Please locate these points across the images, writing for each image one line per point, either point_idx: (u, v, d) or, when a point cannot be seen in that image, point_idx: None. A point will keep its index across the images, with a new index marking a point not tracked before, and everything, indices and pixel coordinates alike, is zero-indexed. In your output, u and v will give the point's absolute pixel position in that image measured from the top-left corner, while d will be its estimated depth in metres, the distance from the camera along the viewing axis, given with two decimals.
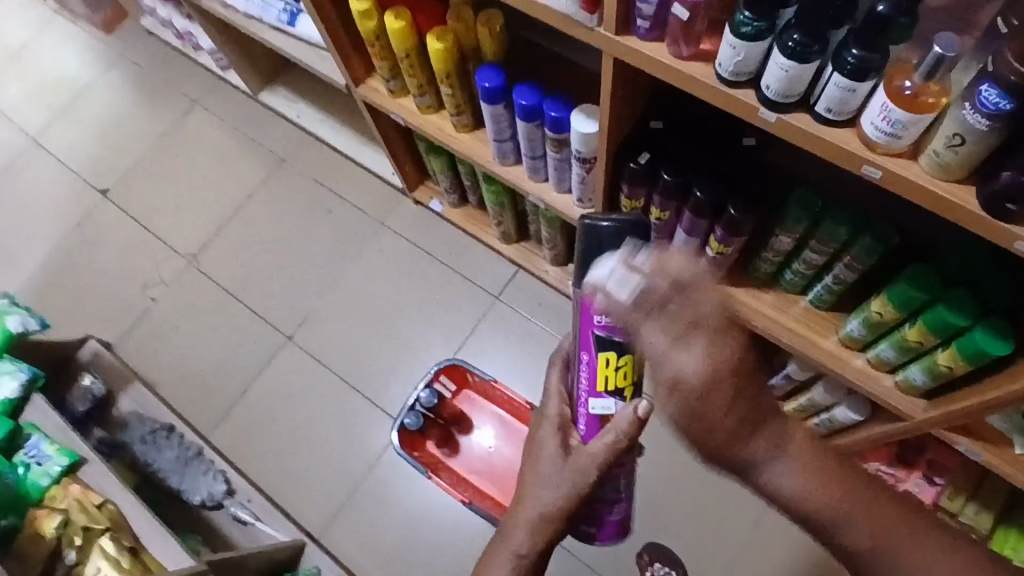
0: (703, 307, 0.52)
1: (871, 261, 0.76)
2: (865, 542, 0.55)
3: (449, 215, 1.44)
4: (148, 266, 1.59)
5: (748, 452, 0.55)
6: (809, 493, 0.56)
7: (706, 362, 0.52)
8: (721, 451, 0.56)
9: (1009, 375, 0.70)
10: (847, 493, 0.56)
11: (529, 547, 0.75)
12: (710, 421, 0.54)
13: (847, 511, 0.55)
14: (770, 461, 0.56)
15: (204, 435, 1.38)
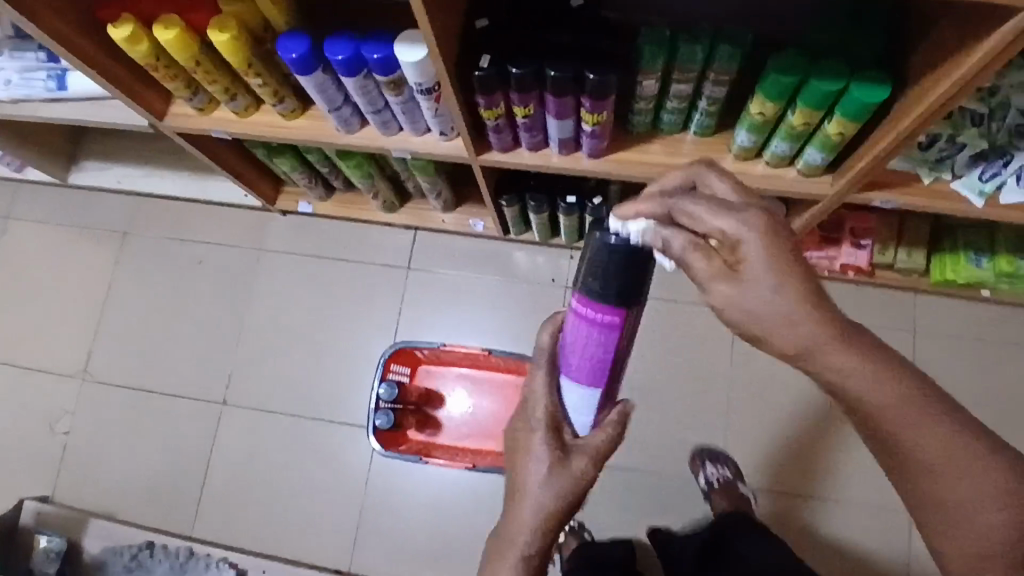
0: (737, 221, 0.51)
1: (734, 69, 0.75)
2: (923, 458, 0.52)
3: (321, 210, 1.36)
4: (41, 400, 1.43)
5: (852, 385, 0.51)
6: (888, 399, 0.51)
7: (752, 275, 0.50)
8: (793, 340, 0.51)
9: (898, 114, 0.72)
10: (915, 403, 0.51)
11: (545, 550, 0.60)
12: (771, 309, 0.50)
13: (913, 410, 0.51)
14: (860, 372, 0.50)
15: (184, 536, 1.29)
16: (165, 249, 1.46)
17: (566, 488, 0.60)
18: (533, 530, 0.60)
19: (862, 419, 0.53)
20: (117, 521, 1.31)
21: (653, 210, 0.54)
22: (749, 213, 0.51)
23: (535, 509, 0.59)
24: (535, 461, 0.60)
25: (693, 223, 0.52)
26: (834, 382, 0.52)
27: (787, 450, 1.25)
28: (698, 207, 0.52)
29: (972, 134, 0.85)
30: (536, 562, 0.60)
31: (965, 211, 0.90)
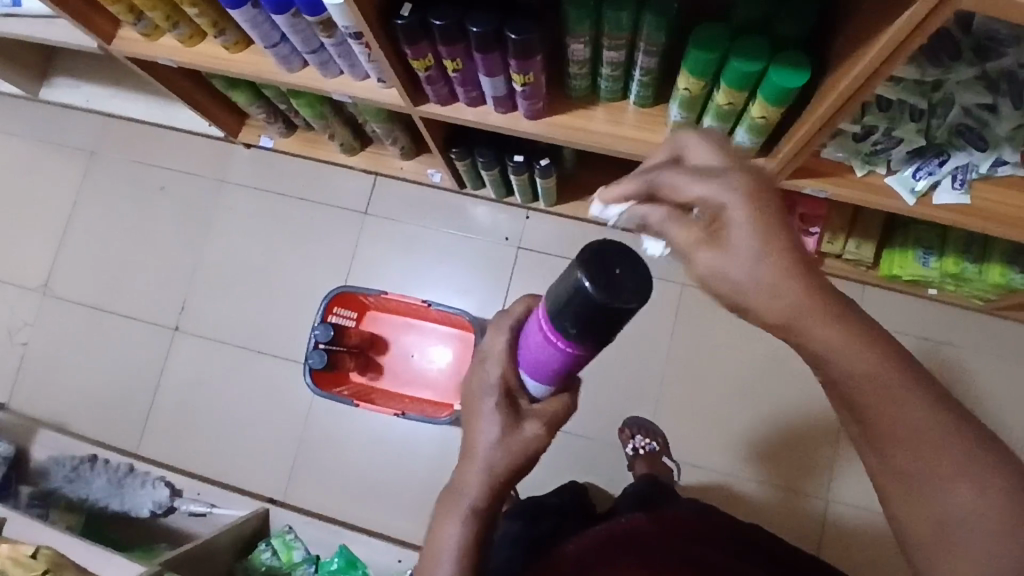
0: (719, 184, 0.38)
1: (662, 40, 0.74)
2: (912, 470, 0.40)
3: (283, 146, 1.36)
4: (3, 311, 1.46)
5: (829, 354, 0.39)
6: (878, 385, 0.39)
7: (736, 239, 0.38)
8: (775, 306, 0.38)
9: (826, 88, 0.73)
10: (912, 399, 0.39)
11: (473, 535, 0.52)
12: (743, 270, 0.38)
13: (911, 406, 0.39)
14: (846, 346, 0.39)
15: (127, 453, 1.33)
16: (131, 173, 1.47)
17: (521, 450, 0.52)
18: (483, 488, 0.52)
19: (851, 414, 0.41)
20: (66, 432, 1.36)
21: (632, 198, 0.40)
22: (731, 174, 0.38)
23: (485, 469, 0.52)
24: (487, 423, 0.53)
25: (676, 199, 0.39)
26: (815, 359, 0.40)
27: (716, 425, 1.28)
28: (682, 178, 0.39)
29: (909, 130, 0.85)
30: (483, 523, 0.53)
31: (897, 208, 0.91)
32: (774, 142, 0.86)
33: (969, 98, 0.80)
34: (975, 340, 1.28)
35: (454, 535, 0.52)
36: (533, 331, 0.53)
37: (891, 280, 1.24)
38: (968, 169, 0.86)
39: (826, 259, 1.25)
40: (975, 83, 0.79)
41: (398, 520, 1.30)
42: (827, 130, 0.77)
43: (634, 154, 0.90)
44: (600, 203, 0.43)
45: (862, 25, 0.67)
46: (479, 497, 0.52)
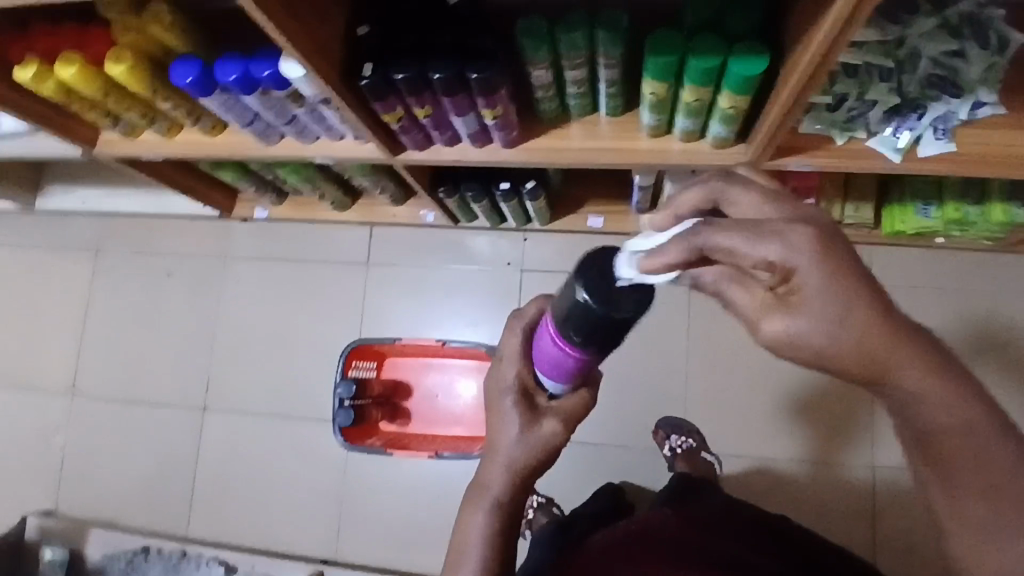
0: (782, 247, 0.35)
1: (620, 52, 0.75)
2: (986, 507, 0.39)
3: (276, 213, 1.38)
4: (36, 419, 1.50)
5: (918, 400, 0.38)
6: (953, 434, 0.38)
7: (814, 301, 0.36)
8: (863, 358, 0.36)
9: (789, 69, 0.73)
10: (994, 441, 0.38)
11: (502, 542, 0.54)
12: (832, 330, 0.36)
13: (996, 449, 0.38)
14: (935, 391, 0.37)
15: (177, 538, 1.35)
16: (136, 266, 1.50)
17: (543, 450, 0.54)
18: (508, 488, 0.54)
19: (925, 451, 0.39)
20: (115, 528, 1.38)
21: (688, 259, 0.37)
22: (791, 234, 0.35)
23: (507, 466, 0.53)
24: (506, 423, 0.54)
25: (735, 262, 0.36)
26: (905, 403, 0.38)
27: (749, 410, 1.27)
28: (735, 240, 0.35)
29: (880, 91, 0.84)
30: (510, 510, 0.54)
31: (883, 167, 0.91)
32: (750, 128, 0.87)
33: (934, 48, 0.81)
34: (988, 280, 1.27)
35: (480, 527, 0.53)
36: (544, 335, 0.53)
37: (895, 236, 1.23)
38: (947, 118, 0.87)
39: (826, 227, 1.25)
40: (936, 33, 0.81)
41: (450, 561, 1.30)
42: (799, 108, 0.77)
43: (615, 163, 0.91)
44: (642, 272, 0.41)
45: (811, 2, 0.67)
46: (502, 490, 0.54)
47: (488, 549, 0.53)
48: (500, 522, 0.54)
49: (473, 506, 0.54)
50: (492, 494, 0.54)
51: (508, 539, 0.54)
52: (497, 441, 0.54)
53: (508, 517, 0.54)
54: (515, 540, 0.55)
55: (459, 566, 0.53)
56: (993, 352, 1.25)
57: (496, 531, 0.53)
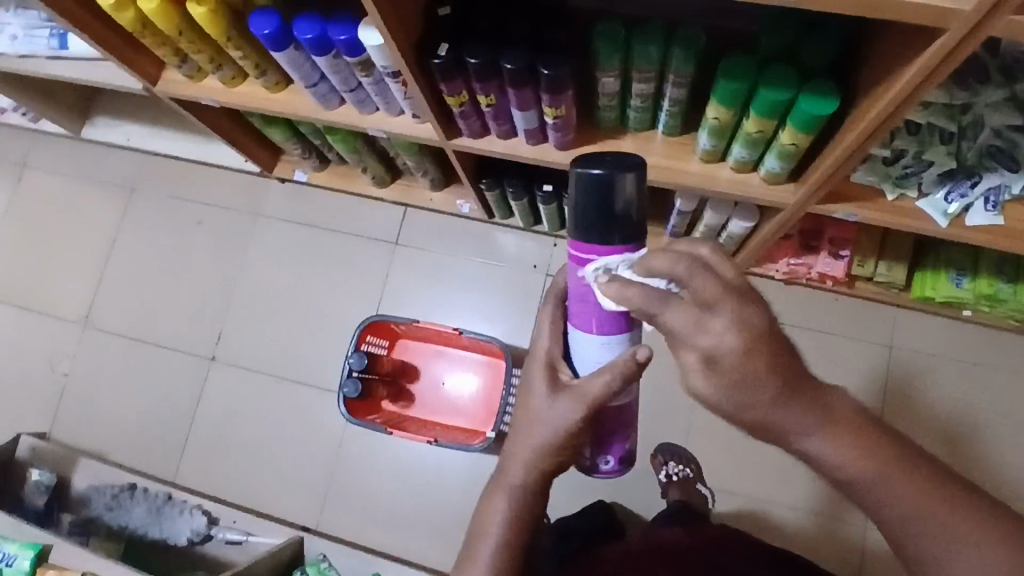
0: (718, 334, 0.42)
1: (691, 73, 0.76)
2: (903, 513, 0.49)
3: (316, 179, 1.40)
4: (45, 342, 1.51)
5: (816, 448, 0.48)
6: (864, 468, 0.48)
7: (733, 377, 0.43)
8: (764, 415, 0.45)
9: (854, 117, 0.74)
10: (893, 463, 0.49)
11: (516, 529, 0.62)
12: (741, 403, 0.44)
13: (889, 473, 0.49)
14: (834, 439, 0.47)
15: (164, 481, 1.36)
16: (168, 208, 1.52)
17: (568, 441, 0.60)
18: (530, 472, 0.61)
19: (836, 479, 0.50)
20: (105, 461, 1.39)
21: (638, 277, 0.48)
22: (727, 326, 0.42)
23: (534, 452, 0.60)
24: (535, 394, 0.59)
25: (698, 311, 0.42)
26: (809, 454, 0.48)
27: (749, 450, 1.27)
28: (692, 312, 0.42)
29: (939, 153, 0.86)
30: (529, 498, 0.62)
31: (928, 230, 0.91)
32: (804, 168, 0.88)
33: (997, 119, 0.81)
34: (1008, 361, 1.26)
35: (503, 508, 0.62)
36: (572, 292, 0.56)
37: (923, 301, 1.22)
38: (999, 191, 0.86)
39: (856, 282, 1.25)
40: (1002, 105, 0.79)
41: (431, 549, 1.30)
42: (857, 157, 0.78)
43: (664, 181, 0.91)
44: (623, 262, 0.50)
45: (886, 54, 0.68)
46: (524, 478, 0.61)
47: (508, 531, 0.62)
48: (522, 507, 0.62)
49: (497, 492, 0.62)
50: (517, 483, 0.61)
51: (520, 520, 0.62)
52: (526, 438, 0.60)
53: (531, 502, 0.62)
54: (536, 519, 0.63)
55: (481, 538, 0.63)
56: (1002, 432, 1.25)
57: (518, 515, 0.62)
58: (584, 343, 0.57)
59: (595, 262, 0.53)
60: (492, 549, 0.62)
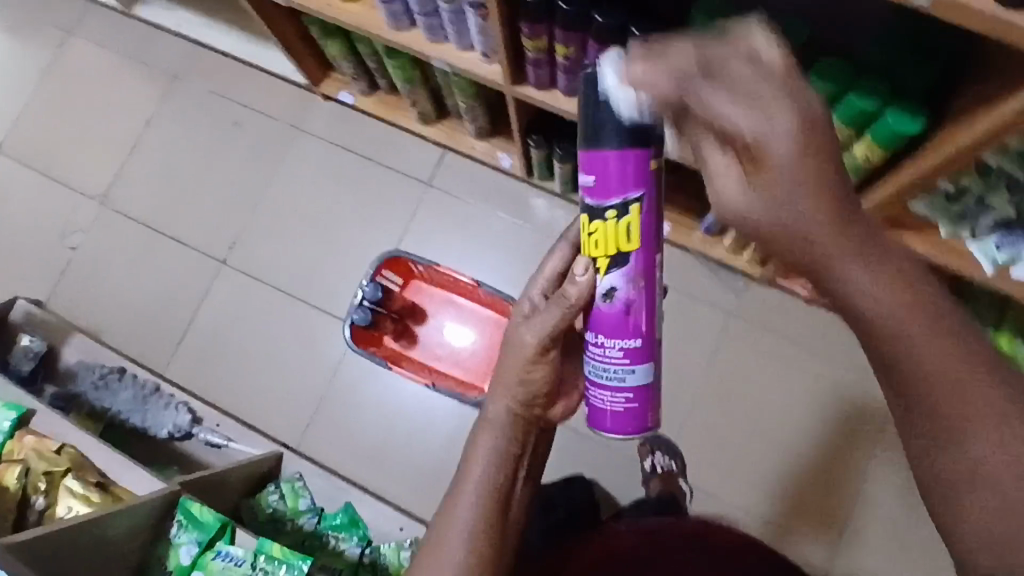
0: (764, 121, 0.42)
1: (781, 64, 0.75)
2: (965, 422, 0.44)
3: (362, 104, 1.37)
4: (57, 212, 1.49)
5: (862, 287, 0.44)
6: (943, 369, 0.44)
7: (772, 186, 0.44)
8: (799, 232, 0.44)
9: (934, 145, 0.72)
10: (981, 393, 0.44)
11: (498, 483, 0.64)
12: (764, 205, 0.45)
13: (929, 344, 0.44)
14: (913, 352, 0.44)
15: (154, 371, 1.35)
16: (206, 103, 1.49)
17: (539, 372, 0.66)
18: (507, 417, 0.67)
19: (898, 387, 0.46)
20: (98, 341, 1.38)
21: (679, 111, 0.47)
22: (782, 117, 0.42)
23: (508, 393, 0.67)
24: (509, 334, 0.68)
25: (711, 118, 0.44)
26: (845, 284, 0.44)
27: (737, 458, 1.27)
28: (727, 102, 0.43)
29: (1000, 200, 0.83)
30: (508, 450, 0.66)
31: (972, 274, 0.89)
32: (865, 187, 0.86)
33: None
34: None
35: (488, 451, 0.66)
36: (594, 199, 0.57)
37: None
38: None
39: None
40: None
41: (405, 492, 1.30)
42: (926, 188, 0.76)
43: None
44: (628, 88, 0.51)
45: (976, 90, 0.66)
46: (504, 426, 0.67)
47: (490, 471, 0.65)
48: (507, 444, 0.66)
49: (482, 432, 0.67)
50: (498, 421, 0.67)
51: (504, 473, 0.65)
52: (502, 377, 0.67)
53: (515, 439, 0.67)
54: (520, 460, 0.67)
55: (462, 487, 0.65)
56: None
57: (502, 451, 0.66)
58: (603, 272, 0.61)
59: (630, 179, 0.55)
60: (477, 492, 0.64)
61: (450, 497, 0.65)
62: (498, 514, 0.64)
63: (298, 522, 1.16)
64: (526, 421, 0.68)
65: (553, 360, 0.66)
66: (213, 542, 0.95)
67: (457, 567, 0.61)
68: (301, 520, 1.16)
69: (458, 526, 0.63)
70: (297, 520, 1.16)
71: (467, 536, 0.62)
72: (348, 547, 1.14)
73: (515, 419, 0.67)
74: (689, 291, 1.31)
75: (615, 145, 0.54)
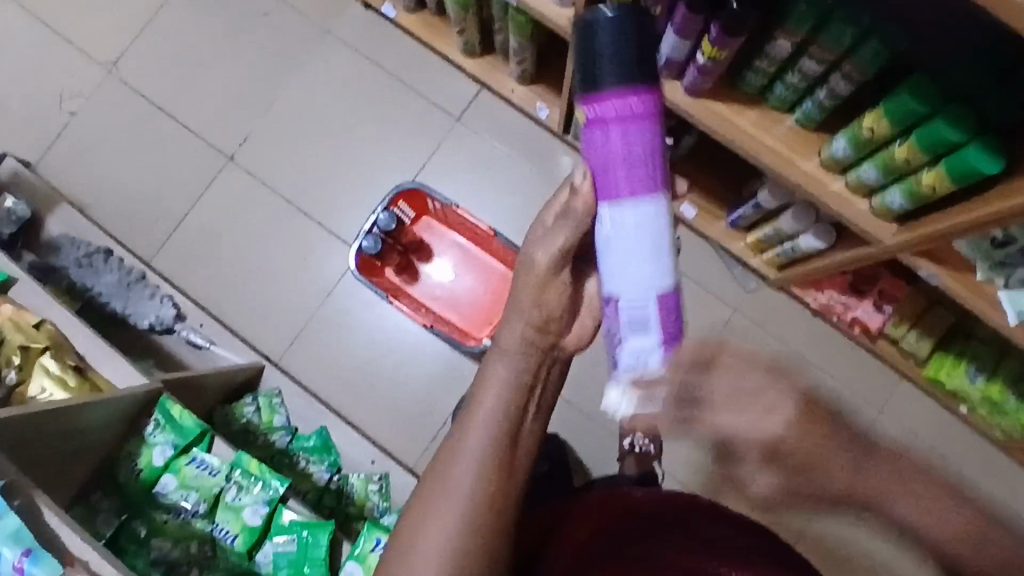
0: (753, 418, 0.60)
1: (871, 72, 0.73)
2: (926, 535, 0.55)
3: (402, 21, 1.29)
4: (60, 71, 1.39)
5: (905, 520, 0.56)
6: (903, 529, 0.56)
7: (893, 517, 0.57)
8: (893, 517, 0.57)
9: (1000, 192, 0.70)
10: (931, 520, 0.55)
11: (510, 425, 0.60)
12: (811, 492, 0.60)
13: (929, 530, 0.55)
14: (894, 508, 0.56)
15: (142, 258, 1.29)
16: None
17: (563, 295, 0.64)
18: (521, 344, 0.62)
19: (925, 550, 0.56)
20: (86, 215, 1.31)
21: None
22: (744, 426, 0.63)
23: (530, 318, 0.63)
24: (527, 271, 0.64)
25: None
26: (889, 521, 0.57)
27: (713, 453, 1.27)
28: None
29: None
30: (523, 390, 0.61)
31: (995, 321, 0.87)
32: (914, 216, 0.84)
33: None
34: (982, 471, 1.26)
35: (500, 377, 0.61)
36: (603, 155, 0.59)
37: (932, 382, 1.19)
38: None
39: (880, 340, 1.21)
40: None
41: (382, 425, 1.29)
42: (974, 233, 0.75)
43: (775, 169, 0.88)
44: None
45: None
46: (516, 355, 0.62)
47: (500, 399, 0.60)
48: (518, 373, 0.61)
49: (493, 356, 0.62)
50: (513, 346, 0.62)
51: (516, 413, 0.61)
52: (518, 300, 0.64)
53: (530, 369, 0.62)
54: (533, 392, 0.62)
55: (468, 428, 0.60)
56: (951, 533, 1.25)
57: (513, 379, 0.61)
58: (637, 216, 0.59)
59: (613, 121, 0.59)
60: (485, 422, 0.60)
61: (452, 441, 0.60)
62: (507, 448, 0.60)
63: (270, 438, 1.15)
64: (540, 353, 0.63)
65: (566, 285, 0.65)
66: (188, 447, 0.94)
67: (459, 508, 0.57)
68: (274, 436, 1.15)
69: (464, 460, 0.58)
70: (269, 434, 1.15)
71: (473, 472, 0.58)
72: (318, 470, 1.14)
73: (529, 344, 0.62)
74: (701, 279, 1.29)
75: (614, 82, 0.58)
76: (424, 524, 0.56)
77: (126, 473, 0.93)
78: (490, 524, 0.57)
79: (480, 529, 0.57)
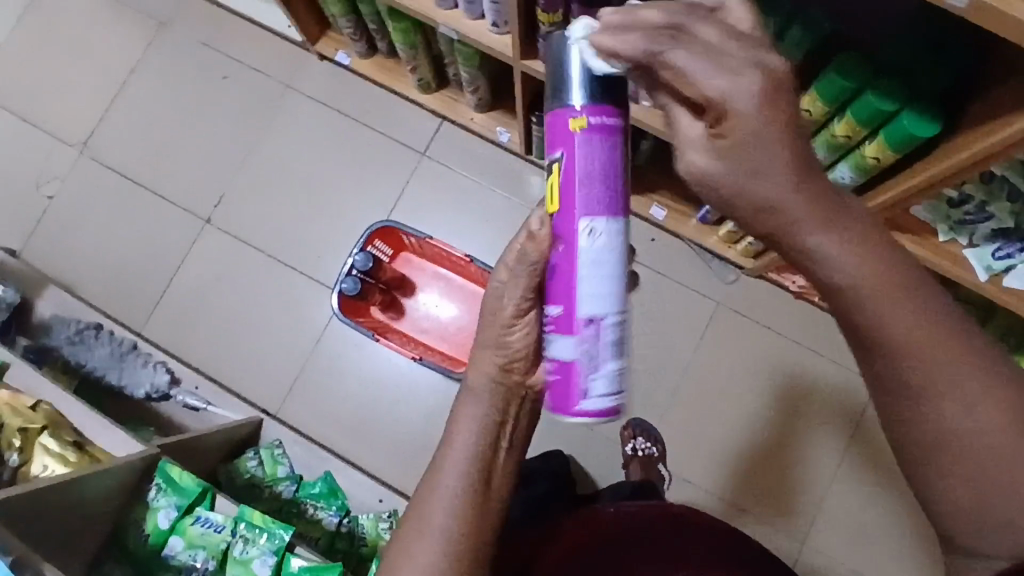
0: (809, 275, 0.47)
1: (799, 56, 0.76)
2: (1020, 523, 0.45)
3: (359, 66, 1.33)
4: (35, 158, 1.43)
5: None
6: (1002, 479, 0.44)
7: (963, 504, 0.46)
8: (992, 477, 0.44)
9: (941, 153, 0.72)
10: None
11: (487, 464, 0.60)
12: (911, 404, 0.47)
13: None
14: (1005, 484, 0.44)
15: (132, 329, 1.31)
16: (195, 56, 1.43)
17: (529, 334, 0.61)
18: (492, 382, 0.62)
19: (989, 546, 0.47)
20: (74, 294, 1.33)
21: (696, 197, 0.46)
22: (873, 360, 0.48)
23: (498, 356, 0.61)
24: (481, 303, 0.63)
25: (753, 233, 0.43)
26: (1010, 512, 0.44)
27: (716, 449, 1.28)
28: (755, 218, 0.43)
29: (1001, 209, 0.82)
30: (496, 431, 0.61)
31: (965, 280, 0.89)
32: (867, 189, 0.86)
33: None
34: None
35: (472, 418, 0.61)
36: (575, 180, 0.55)
37: None
38: None
39: None
40: None
41: (384, 464, 1.30)
42: (924, 196, 0.77)
43: None
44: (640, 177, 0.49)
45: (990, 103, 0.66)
46: (486, 400, 0.62)
47: (476, 439, 0.61)
48: (488, 413, 0.61)
49: (464, 399, 0.62)
50: (481, 387, 0.62)
51: (489, 453, 0.61)
52: (481, 338, 0.62)
53: (500, 406, 0.62)
54: (503, 428, 0.62)
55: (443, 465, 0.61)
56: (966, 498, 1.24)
57: (484, 419, 0.61)
58: (599, 234, 0.54)
59: (595, 135, 0.55)
60: (459, 461, 0.60)
61: (432, 473, 0.62)
62: (481, 488, 0.60)
63: (276, 489, 1.15)
64: (510, 393, 0.62)
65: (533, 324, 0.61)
66: (192, 507, 0.95)
67: (444, 540, 0.58)
68: (279, 486, 1.15)
69: (441, 495, 0.59)
70: (275, 486, 1.15)
71: (452, 503, 0.59)
72: (326, 515, 1.14)
73: (497, 385, 0.62)
74: (681, 278, 1.30)
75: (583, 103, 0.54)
76: (407, 555, 0.58)
77: (134, 542, 0.95)
78: (472, 547, 0.59)
79: (465, 559, 0.59)
